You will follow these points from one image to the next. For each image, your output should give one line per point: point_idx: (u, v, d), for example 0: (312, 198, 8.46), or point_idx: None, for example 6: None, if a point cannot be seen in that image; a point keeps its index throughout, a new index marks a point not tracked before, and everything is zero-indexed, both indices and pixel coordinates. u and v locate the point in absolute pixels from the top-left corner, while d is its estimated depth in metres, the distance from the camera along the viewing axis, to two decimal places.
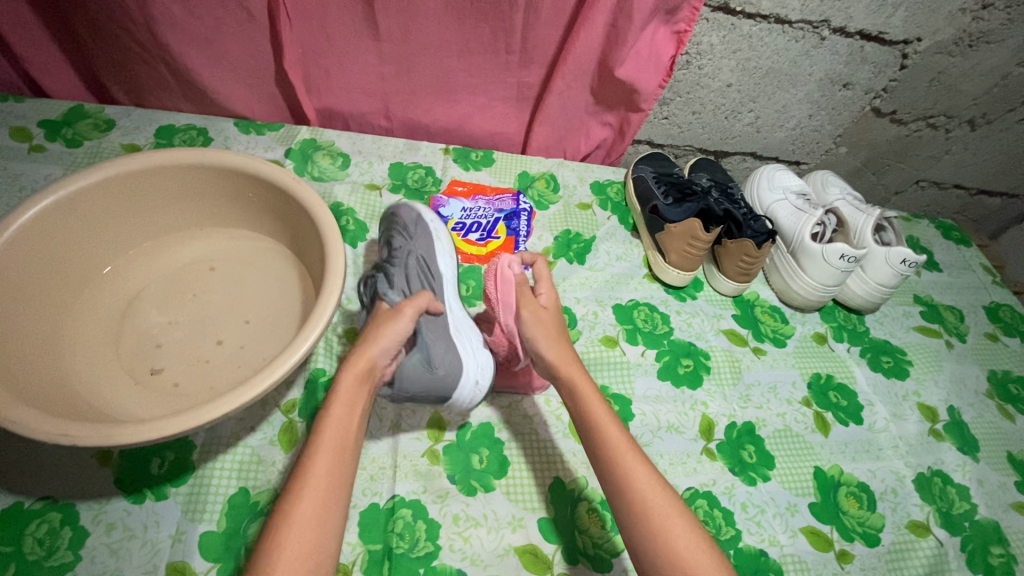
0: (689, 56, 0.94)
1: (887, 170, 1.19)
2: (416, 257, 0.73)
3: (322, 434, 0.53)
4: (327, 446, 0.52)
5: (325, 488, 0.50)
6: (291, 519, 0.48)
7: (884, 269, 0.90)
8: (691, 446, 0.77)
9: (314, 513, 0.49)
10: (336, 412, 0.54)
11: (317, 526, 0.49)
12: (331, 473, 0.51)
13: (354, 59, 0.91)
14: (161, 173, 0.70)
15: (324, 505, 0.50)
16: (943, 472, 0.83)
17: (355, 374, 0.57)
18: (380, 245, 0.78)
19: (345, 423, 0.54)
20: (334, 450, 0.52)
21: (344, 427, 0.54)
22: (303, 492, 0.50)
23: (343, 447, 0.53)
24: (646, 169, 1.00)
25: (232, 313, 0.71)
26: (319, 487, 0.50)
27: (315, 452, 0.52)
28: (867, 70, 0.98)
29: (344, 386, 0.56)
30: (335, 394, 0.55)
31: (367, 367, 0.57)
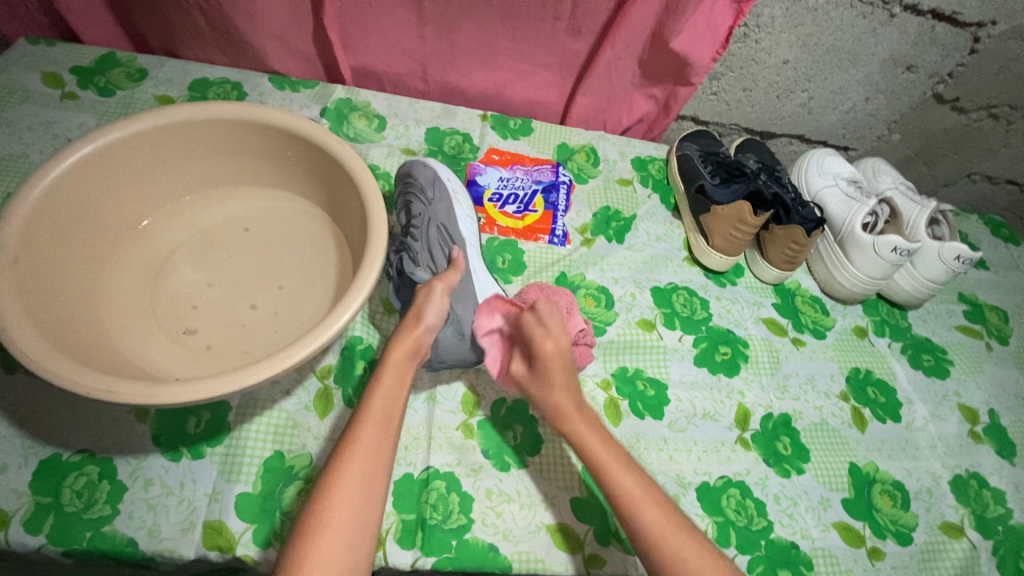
0: (746, 29, 0.89)
1: (939, 161, 1.14)
2: (438, 224, 0.75)
3: (372, 404, 0.55)
4: (376, 417, 0.55)
5: (371, 457, 0.53)
6: (338, 483, 0.51)
7: (935, 263, 0.87)
8: (725, 434, 0.75)
9: (359, 480, 0.51)
10: (385, 386, 0.57)
11: (361, 491, 0.51)
12: (378, 443, 0.54)
13: (395, 16, 0.87)
14: (200, 127, 0.68)
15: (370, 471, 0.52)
16: (980, 475, 0.81)
17: (404, 349, 0.59)
18: (398, 210, 0.79)
19: (393, 396, 0.56)
20: (382, 420, 0.55)
21: (391, 400, 0.56)
22: (350, 459, 0.52)
23: (391, 419, 0.56)
24: (692, 147, 0.96)
25: (268, 275, 0.69)
26: (364, 457, 0.52)
27: (364, 421, 0.54)
28: (935, 52, 0.93)
29: (394, 360, 0.58)
30: (385, 367, 0.58)
31: (413, 344, 0.60)
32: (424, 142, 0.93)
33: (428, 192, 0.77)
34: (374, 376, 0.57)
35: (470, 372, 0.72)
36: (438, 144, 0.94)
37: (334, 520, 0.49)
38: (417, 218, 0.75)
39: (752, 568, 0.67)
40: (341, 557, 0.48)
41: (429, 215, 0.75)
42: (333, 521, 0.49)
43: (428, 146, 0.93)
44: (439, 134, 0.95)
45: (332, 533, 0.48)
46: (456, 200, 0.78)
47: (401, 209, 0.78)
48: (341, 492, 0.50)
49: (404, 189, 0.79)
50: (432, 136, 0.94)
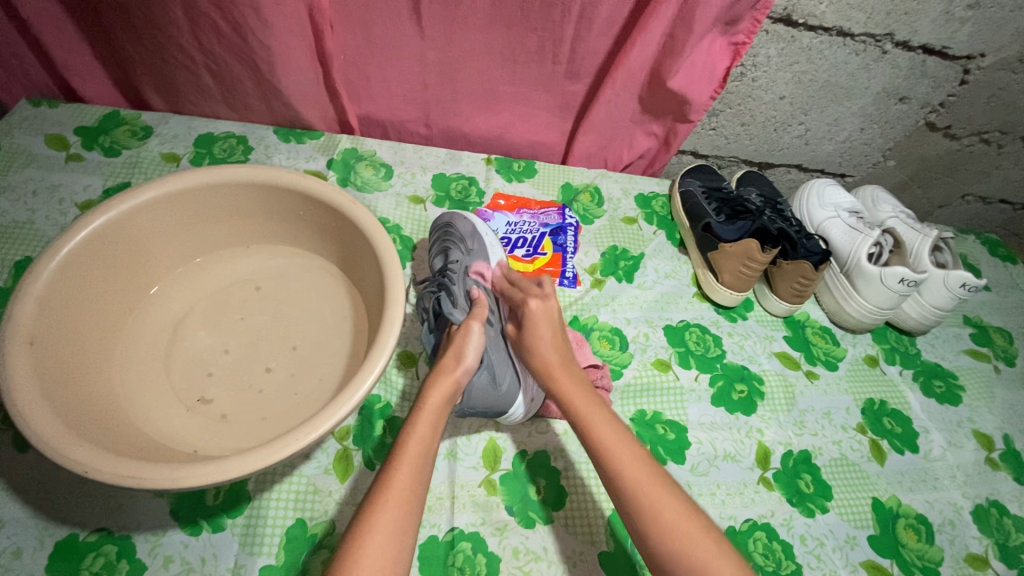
0: (743, 68, 0.91)
1: (934, 184, 1.16)
2: (473, 271, 0.74)
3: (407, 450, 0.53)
4: (412, 462, 0.53)
5: (403, 507, 0.50)
6: (369, 534, 0.48)
7: (941, 292, 0.88)
8: (747, 475, 0.75)
9: (391, 528, 0.49)
10: (422, 430, 0.55)
11: (392, 543, 0.48)
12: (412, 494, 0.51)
13: (398, 67, 0.88)
14: (212, 191, 0.68)
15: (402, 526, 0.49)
16: (999, 503, 0.81)
17: (442, 395, 0.58)
18: (434, 254, 0.79)
19: (427, 443, 0.54)
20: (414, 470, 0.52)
21: (425, 448, 0.54)
22: (382, 506, 0.50)
23: (426, 464, 0.54)
24: (694, 183, 0.97)
25: (282, 337, 0.69)
26: (398, 505, 0.50)
27: (398, 469, 0.52)
28: (926, 84, 0.95)
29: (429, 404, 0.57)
30: (422, 411, 0.57)
31: (450, 388, 0.59)
32: (430, 188, 0.94)
33: (469, 242, 0.78)
34: (411, 418, 0.56)
35: (490, 425, 0.72)
36: (444, 190, 0.94)
37: None
38: (454, 264, 0.74)
39: None
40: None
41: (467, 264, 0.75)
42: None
43: (434, 192, 0.93)
44: (445, 180, 0.95)
45: None
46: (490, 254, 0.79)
47: (439, 255, 0.78)
48: (370, 542, 0.48)
49: (442, 237, 0.79)
50: (438, 181, 0.95)
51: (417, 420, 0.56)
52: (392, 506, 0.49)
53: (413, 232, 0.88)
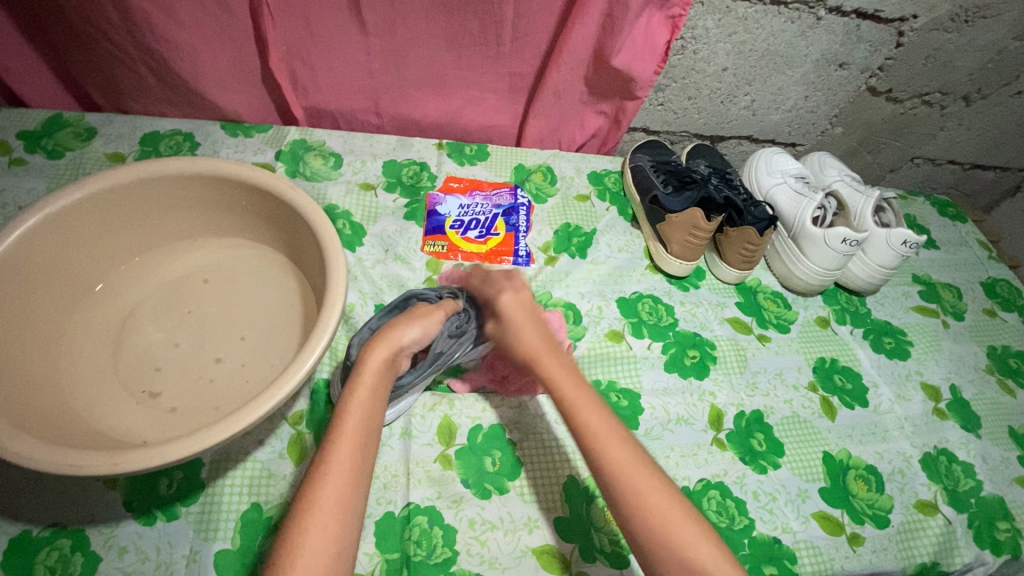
0: (683, 41, 0.92)
1: (882, 148, 1.19)
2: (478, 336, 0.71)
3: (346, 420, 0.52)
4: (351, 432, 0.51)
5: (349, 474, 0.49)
6: (313, 502, 0.48)
7: (885, 250, 0.90)
8: (701, 437, 0.77)
9: (339, 495, 0.48)
10: (360, 397, 0.54)
11: (342, 504, 0.48)
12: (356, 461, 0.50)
13: (342, 56, 0.88)
14: (151, 185, 0.68)
15: (348, 492, 0.49)
16: (948, 450, 0.83)
17: (382, 357, 0.57)
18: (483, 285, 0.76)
19: (367, 411, 0.53)
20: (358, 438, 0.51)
21: (365, 415, 0.53)
22: (324, 480, 0.49)
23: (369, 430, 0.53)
24: (644, 158, 0.99)
25: (230, 327, 0.69)
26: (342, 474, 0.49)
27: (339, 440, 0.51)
28: (863, 49, 0.97)
29: (369, 369, 0.56)
30: (361, 377, 0.55)
31: (390, 350, 0.58)
32: (381, 176, 0.94)
33: None
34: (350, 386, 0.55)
35: (444, 402, 0.73)
36: (396, 176, 0.95)
37: (310, 542, 0.46)
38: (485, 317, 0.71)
39: None
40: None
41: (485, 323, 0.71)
42: (308, 551, 0.46)
43: (385, 179, 0.94)
44: (396, 167, 0.96)
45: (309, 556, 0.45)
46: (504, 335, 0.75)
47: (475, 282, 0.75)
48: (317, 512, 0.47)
49: None
50: (389, 169, 0.95)
51: (355, 390, 0.54)
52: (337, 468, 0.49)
53: (364, 219, 0.89)
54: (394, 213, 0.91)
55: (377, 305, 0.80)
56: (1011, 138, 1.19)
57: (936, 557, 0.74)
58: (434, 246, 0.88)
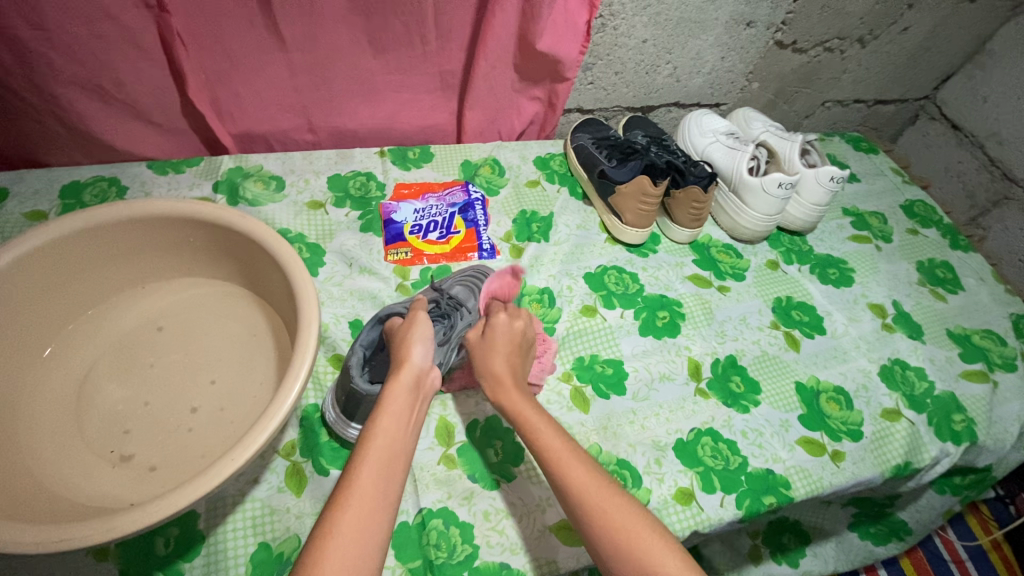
0: (602, 19, 0.95)
1: (796, 97, 1.27)
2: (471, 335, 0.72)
3: (370, 450, 0.50)
4: (374, 468, 0.49)
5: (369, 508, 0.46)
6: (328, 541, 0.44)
7: (816, 189, 0.97)
8: (685, 390, 0.81)
9: (353, 536, 0.45)
10: (384, 425, 0.52)
11: (356, 542, 0.44)
12: (377, 496, 0.47)
13: (266, 75, 0.85)
14: (84, 237, 0.64)
15: (366, 524, 0.45)
16: (901, 359, 0.91)
17: (401, 387, 0.55)
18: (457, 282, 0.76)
19: (396, 440, 0.51)
20: (380, 471, 0.49)
21: (393, 445, 0.51)
22: (340, 516, 0.45)
23: (393, 466, 0.50)
24: (584, 137, 1.02)
25: (197, 371, 0.66)
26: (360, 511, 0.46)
27: (358, 473, 0.48)
28: (766, 6, 1.03)
29: (393, 400, 0.54)
30: (383, 408, 0.53)
31: (411, 377, 0.56)
32: (328, 191, 0.92)
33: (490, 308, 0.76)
34: (372, 416, 0.52)
35: (436, 404, 0.73)
36: (343, 190, 0.93)
37: None
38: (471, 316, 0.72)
39: (740, 505, 0.71)
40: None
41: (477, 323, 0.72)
42: None
43: (333, 194, 0.92)
44: (341, 180, 0.94)
45: None
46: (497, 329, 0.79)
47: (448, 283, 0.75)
48: (330, 555, 0.43)
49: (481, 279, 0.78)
50: (334, 183, 0.94)
51: (378, 419, 0.52)
52: (359, 500, 0.46)
53: (319, 238, 0.87)
54: (349, 227, 0.89)
55: (352, 322, 0.79)
56: (903, 72, 1.30)
57: (907, 457, 0.81)
58: (397, 253, 0.87)
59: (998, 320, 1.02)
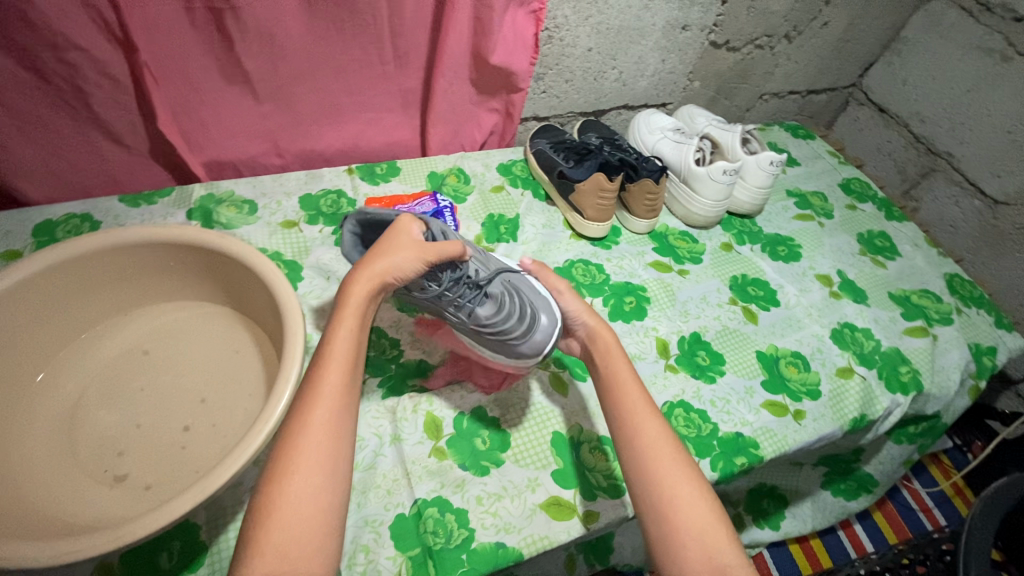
0: (549, 31, 1.02)
1: (735, 92, 1.37)
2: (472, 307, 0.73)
3: (334, 345, 0.54)
4: (339, 362, 0.54)
5: (337, 401, 0.52)
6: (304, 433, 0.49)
7: (758, 173, 1.05)
8: (656, 367, 0.86)
9: (325, 424, 0.50)
10: (347, 325, 0.56)
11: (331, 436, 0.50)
12: (345, 391, 0.53)
13: (231, 104, 0.89)
14: (65, 268, 0.66)
15: (338, 419, 0.51)
16: (849, 323, 0.99)
17: (367, 286, 0.59)
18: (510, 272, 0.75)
19: (355, 339, 0.56)
20: (344, 367, 0.54)
21: (353, 342, 0.56)
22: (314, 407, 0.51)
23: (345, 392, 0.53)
24: (542, 142, 1.08)
25: (188, 390, 0.68)
26: (323, 437, 0.49)
27: (326, 368, 0.53)
28: (697, 11, 1.12)
29: (354, 299, 0.58)
30: (344, 308, 0.57)
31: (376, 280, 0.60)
32: (300, 211, 0.95)
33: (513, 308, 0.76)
34: (335, 314, 0.56)
35: (423, 401, 0.76)
36: (315, 208, 0.96)
37: (299, 471, 0.48)
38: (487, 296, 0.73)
39: (715, 467, 0.76)
40: (306, 543, 0.45)
41: (469, 316, 0.71)
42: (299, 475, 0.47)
43: (305, 213, 0.95)
44: (313, 199, 0.97)
45: (302, 482, 0.47)
46: (490, 353, 0.74)
47: (501, 289, 0.72)
48: (307, 440, 0.49)
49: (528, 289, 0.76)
50: (306, 203, 0.97)
51: (341, 318, 0.56)
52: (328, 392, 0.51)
53: (296, 255, 0.90)
54: (324, 242, 0.92)
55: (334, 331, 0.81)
56: (829, 63, 1.41)
57: (863, 409, 0.88)
58: None
59: (933, 280, 1.11)
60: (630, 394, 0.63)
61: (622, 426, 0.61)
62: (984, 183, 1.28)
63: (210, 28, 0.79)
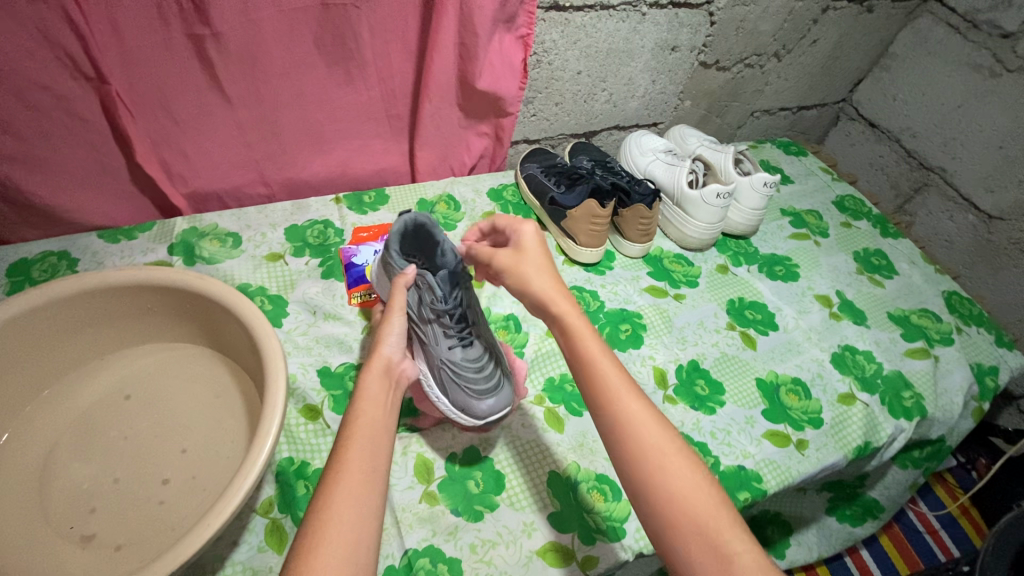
0: (537, 56, 1.01)
1: (726, 110, 1.36)
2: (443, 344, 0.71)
3: (356, 423, 0.52)
4: (362, 441, 0.51)
5: (361, 484, 0.48)
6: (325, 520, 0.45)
7: (752, 194, 1.04)
8: (654, 399, 0.84)
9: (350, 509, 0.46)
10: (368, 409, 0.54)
11: (354, 521, 0.46)
12: (370, 470, 0.49)
13: (213, 134, 0.87)
14: (36, 314, 0.63)
15: (361, 497, 0.47)
16: (849, 346, 0.97)
17: (377, 376, 0.57)
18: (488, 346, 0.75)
19: (379, 417, 0.54)
20: (368, 444, 0.51)
21: (375, 421, 0.53)
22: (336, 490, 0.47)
23: (379, 438, 0.52)
24: (533, 166, 1.07)
25: (167, 439, 0.65)
26: (350, 487, 0.48)
27: (348, 447, 0.50)
28: (686, 32, 1.11)
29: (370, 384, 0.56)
30: (363, 394, 0.55)
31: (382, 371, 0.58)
32: (286, 242, 0.93)
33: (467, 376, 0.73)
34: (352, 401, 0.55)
35: (413, 443, 0.73)
36: (301, 239, 0.94)
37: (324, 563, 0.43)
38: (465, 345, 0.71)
39: None
40: None
41: (445, 351, 0.70)
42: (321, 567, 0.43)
43: (291, 244, 0.93)
44: (299, 230, 0.95)
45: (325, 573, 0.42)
46: (437, 398, 0.70)
47: (491, 354, 0.73)
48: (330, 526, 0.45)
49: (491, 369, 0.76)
50: (292, 234, 0.95)
51: (362, 399, 0.55)
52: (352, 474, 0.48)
53: (280, 289, 0.87)
54: (310, 274, 0.90)
55: (320, 370, 0.78)
56: (820, 80, 1.41)
57: (867, 437, 0.86)
58: (361, 295, 0.88)
59: (931, 299, 1.10)
60: (624, 395, 0.56)
61: (616, 440, 0.55)
62: (977, 198, 1.28)
63: (188, 60, 0.77)
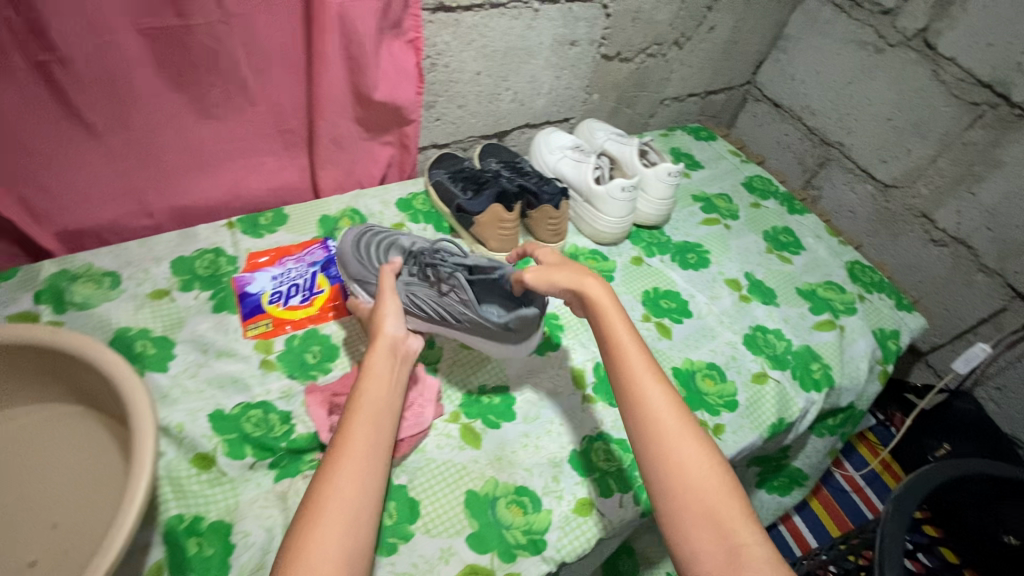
0: (431, 59, 0.98)
1: (635, 101, 1.37)
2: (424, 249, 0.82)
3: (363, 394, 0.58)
4: (364, 415, 0.56)
5: (365, 452, 0.53)
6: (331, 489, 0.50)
7: (658, 185, 1.05)
8: (574, 402, 0.83)
9: (352, 478, 0.51)
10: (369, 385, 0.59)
11: (356, 490, 0.50)
12: (369, 435, 0.55)
13: (79, 166, 0.79)
14: None
15: (365, 463, 0.52)
16: (760, 326, 1.00)
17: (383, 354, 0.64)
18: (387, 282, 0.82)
19: (383, 391, 0.59)
20: (370, 418, 0.56)
21: (383, 396, 0.59)
22: (343, 459, 0.52)
23: (380, 412, 0.57)
24: (440, 173, 1.05)
25: (30, 515, 0.58)
26: (355, 457, 0.52)
27: (352, 421, 0.56)
28: (583, 26, 1.11)
29: (376, 360, 0.63)
30: (366, 369, 0.61)
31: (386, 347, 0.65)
32: (172, 277, 0.86)
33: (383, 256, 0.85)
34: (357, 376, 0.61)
35: None
36: (189, 272, 0.88)
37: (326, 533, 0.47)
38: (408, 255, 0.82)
39: (639, 501, 0.74)
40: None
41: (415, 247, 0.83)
42: (325, 529, 0.47)
43: (178, 279, 0.87)
44: (186, 262, 0.89)
45: (329, 528, 0.47)
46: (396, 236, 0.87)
47: (362, 264, 0.82)
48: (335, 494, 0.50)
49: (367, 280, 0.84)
50: (179, 267, 0.88)
51: (367, 372, 0.61)
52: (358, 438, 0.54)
53: (166, 329, 0.81)
54: (200, 310, 0.84)
55: (212, 414, 0.72)
56: (722, 65, 1.45)
57: (780, 414, 0.89)
58: (257, 327, 0.83)
59: (836, 271, 1.14)
60: (644, 379, 0.58)
61: None
62: (873, 169, 1.34)
63: (36, 85, 0.69)
